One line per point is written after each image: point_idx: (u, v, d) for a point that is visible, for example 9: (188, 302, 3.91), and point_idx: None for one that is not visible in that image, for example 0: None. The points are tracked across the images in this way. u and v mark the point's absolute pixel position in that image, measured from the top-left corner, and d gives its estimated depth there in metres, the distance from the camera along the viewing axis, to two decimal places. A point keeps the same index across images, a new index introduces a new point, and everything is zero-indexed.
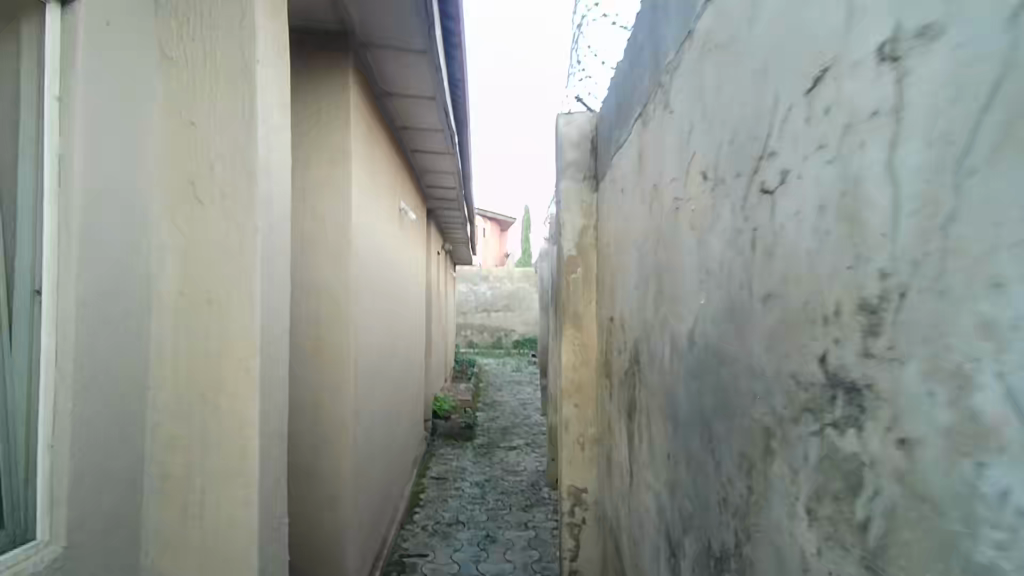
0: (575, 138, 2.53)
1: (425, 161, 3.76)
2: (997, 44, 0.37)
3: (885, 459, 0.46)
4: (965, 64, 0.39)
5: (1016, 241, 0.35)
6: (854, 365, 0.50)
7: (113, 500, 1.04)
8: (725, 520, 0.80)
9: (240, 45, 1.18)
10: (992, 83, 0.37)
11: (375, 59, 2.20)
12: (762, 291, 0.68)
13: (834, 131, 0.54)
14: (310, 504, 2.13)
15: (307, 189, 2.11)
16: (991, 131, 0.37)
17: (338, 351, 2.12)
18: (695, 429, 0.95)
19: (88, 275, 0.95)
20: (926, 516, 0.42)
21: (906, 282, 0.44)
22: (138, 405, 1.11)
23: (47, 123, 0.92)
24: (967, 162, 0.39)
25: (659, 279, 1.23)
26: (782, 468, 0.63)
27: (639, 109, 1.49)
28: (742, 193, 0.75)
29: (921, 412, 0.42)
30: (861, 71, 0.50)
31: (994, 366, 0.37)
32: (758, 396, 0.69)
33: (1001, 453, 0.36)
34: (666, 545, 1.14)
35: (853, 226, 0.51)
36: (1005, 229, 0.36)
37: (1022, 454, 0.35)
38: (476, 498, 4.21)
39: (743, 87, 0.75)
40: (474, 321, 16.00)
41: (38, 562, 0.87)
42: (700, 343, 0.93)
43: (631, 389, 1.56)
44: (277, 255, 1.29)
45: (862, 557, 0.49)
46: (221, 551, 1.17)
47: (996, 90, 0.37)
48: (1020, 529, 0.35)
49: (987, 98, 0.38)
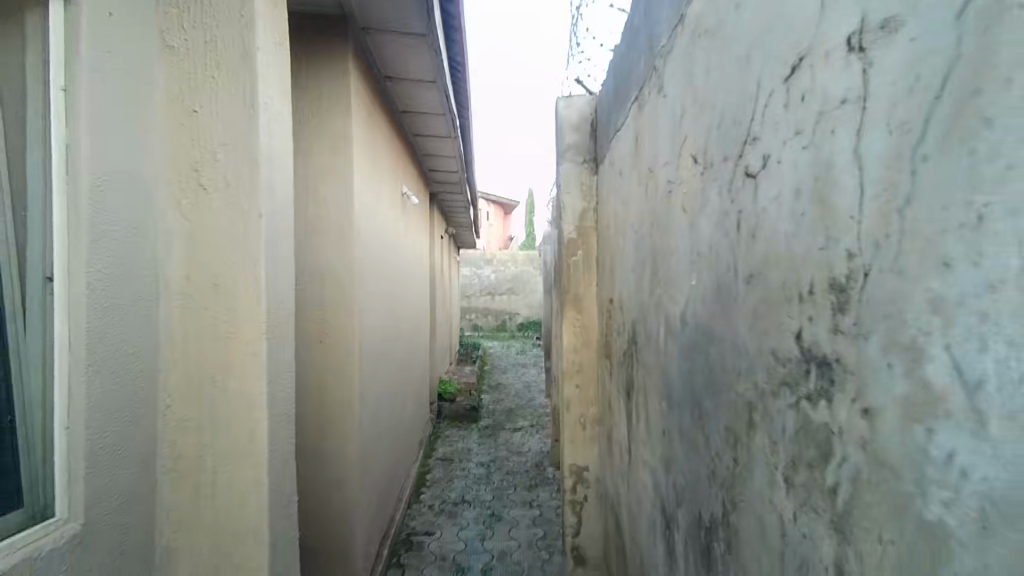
0: (575, 121, 2.54)
1: (427, 145, 3.76)
2: (949, 37, 0.39)
3: (851, 429, 0.49)
4: (921, 55, 0.41)
5: (964, 223, 0.37)
6: (825, 341, 0.53)
7: (129, 479, 1.08)
8: (713, 492, 0.83)
9: (239, 34, 1.20)
10: (943, 74, 0.39)
11: (375, 43, 2.20)
12: (746, 272, 0.70)
13: (810, 117, 0.56)
14: (318, 484, 2.18)
15: (309, 174, 2.12)
16: (942, 119, 0.39)
17: (342, 334, 2.15)
18: (687, 406, 0.98)
19: (97, 261, 0.98)
20: (884, 480, 0.45)
21: (869, 262, 0.46)
22: (149, 389, 1.14)
23: (53, 113, 0.94)
24: (921, 149, 0.41)
25: (654, 261, 1.25)
26: (763, 440, 0.66)
27: (635, 93, 1.50)
28: (728, 176, 0.77)
29: (881, 383, 0.45)
30: (831, 59, 0.52)
31: (943, 340, 0.39)
32: (742, 373, 0.72)
33: (948, 418, 0.39)
34: (662, 518, 1.17)
35: (825, 209, 0.53)
36: (954, 211, 0.38)
37: (965, 420, 0.37)
38: (481, 478, 4.28)
39: (729, 72, 0.76)
40: (478, 304, 16.05)
41: (59, 538, 0.91)
42: (692, 323, 0.95)
43: (629, 370, 1.58)
44: (281, 241, 1.32)
45: (832, 520, 0.52)
46: (232, 527, 1.21)
47: (947, 79, 0.39)
48: (963, 489, 0.38)
49: (940, 88, 0.39)
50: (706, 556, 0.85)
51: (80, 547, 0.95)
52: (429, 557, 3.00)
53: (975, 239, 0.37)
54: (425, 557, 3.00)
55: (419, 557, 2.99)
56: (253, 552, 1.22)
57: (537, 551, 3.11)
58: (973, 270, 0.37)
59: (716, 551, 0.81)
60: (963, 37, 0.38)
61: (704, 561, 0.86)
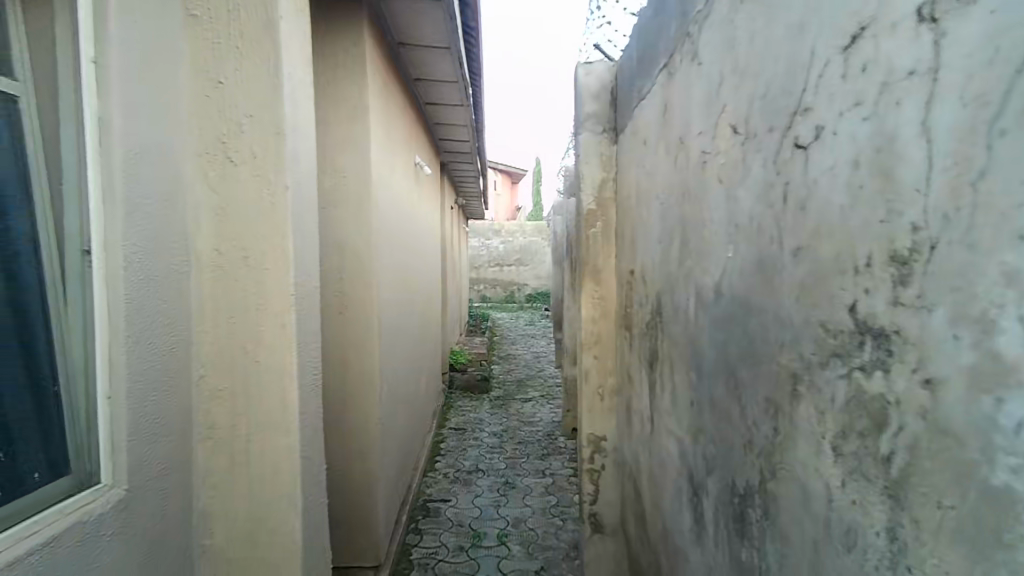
0: (595, 89, 2.51)
1: (439, 114, 3.72)
2: None
3: (910, 399, 0.51)
4: (1002, 26, 0.41)
5: None
6: (882, 312, 0.54)
7: (168, 448, 1.10)
8: (751, 460, 0.86)
9: (261, 1, 1.18)
10: None
11: (389, 8, 2.17)
12: (794, 244, 0.72)
13: (871, 88, 0.56)
14: (341, 452, 2.23)
15: (327, 145, 2.12)
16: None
17: (362, 306, 2.17)
18: (720, 377, 1.00)
19: (132, 236, 0.99)
20: (946, 448, 0.46)
21: (936, 235, 0.47)
22: (183, 360, 1.16)
23: (85, 85, 0.92)
24: (1000, 123, 0.41)
25: (683, 232, 1.26)
26: (810, 410, 0.68)
27: (664, 60, 1.48)
28: (775, 148, 0.77)
29: (946, 354, 0.46)
30: (897, 30, 0.51)
31: (1016, 312, 0.40)
32: (786, 344, 0.74)
33: (1019, 388, 0.40)
34: (688, 486, 1.20)
35: (887, 181, 0.53)
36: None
37: None
38: (495, 447, 4.35)
39: (778, 41, 0.76)
40: (486, 275, 16.07)
41: (106, 503, 0.93)
42: (727, 296, 0.96)
43: (653, 340, 1.60)
44: (307, 212, 1.32)
45: (885, 487, 0.54)
46: (269, 495, 1.25)
47: None
48: None
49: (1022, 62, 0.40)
50: (739, 523, 0.91)
51: (126, 512, 0.97)
52: (447, 523, 3.08)
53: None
54: (442, 523, 3.07)
55: (437, 523, 3.07)
56: (286, 517, 1.25)
57: (551, 518, 3.18)
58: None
59: (753, 517, 0.85)
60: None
61: (736, 526, 0.92)
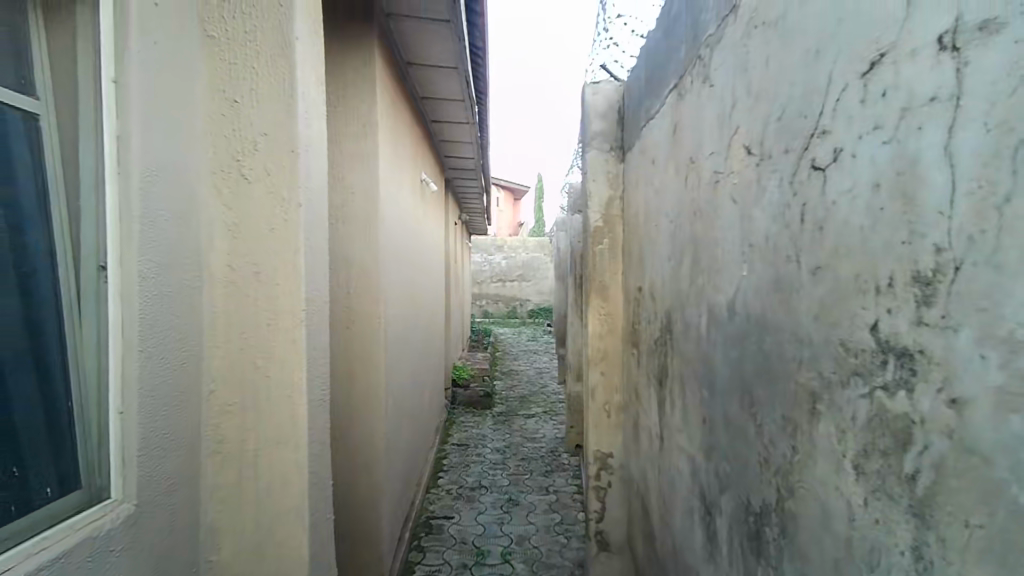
0: (602, 108, 2.54)
1: (444, 131, 3.76)
2: None
3: (935, 418, 0.51)
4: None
5: None
6: (905, 332, 0.55)
7: (176, 463, 1.08)
8: (768, 479, 0.86)
9: (277, 23, 1.19)
10: None
11: (398, 28, 2.20)
12: (812, 264, 0.73)
13: (892, 113, 0.57)
14: (346, 467, 2.22)
15: (336, 161, 2.14)
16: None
17: (368, 320, 2.18)
18: (735, 395, 1.01)
19: (147, 252, 0.98)
20: (972, 468, 0.47)
21: (961, 257, 0.48)
22: (194, 375, 1.14)
23: (105, 107, 0.92)
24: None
25: (694, 250, 1.27)
26: (829, 429, 0.69)
27: (673, 82, 1.51)
28: (791, 168, 0.79)
29: (972, 374, 0.47)
30: (919, 57, 0.53)
31: None
32: (804, 362, 0.75)
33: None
34: (701, 505, 1.20)
35: (908, 203, 0.54)
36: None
37: None
38: (498, 463, 4.32)
39: (795, 66, 0.78)
40: (488, 290, 16.08)
41: (116, 518, 0.91)
42: (742, 313, 0.98)
43: (662, 357, 1.60)
44: (319, 228, 1.33)
45: (910, 506, 0.54)
46: (278, 512, 1.23)
47: None
48: None
49: None
50: (755, 541, 0.90)
51: (134, 527, 0.95)
52: (450, 541, 3.05)
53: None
54: (445, 540, 3.05)
55: (439, 541, 3.04)
56: (293, 533, 1.24)
57: (555, 536, 3.15)
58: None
59: (769, 535, 0.85)
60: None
61: (752, 544, 0.92)
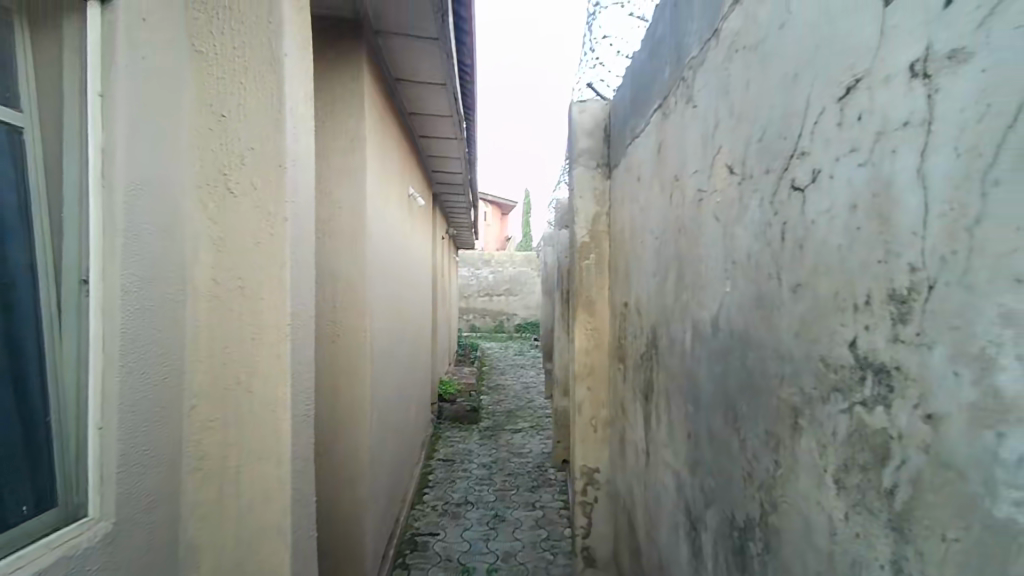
0: (589, 125, 2.57)
1: (432, 146, 3.77)
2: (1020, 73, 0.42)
3: (912, 433, 0.52)
4: (995, 83, 0.44)
5: None
6: (882, 348, 0.56)
7: (156, 480, 1.06)
8: (751, 493, 0.87)
9: (265, 39, 1.19)
10: (1015, 104, 0.42)
11: (386, 45, 2.21)
12: (792, 282, 0.74)
13: (868, 137, 0.59)
14: (330, 484, 2.19)
15: (324, 176, 2.14)
16: (1016, 145, 0.42)
17: (355, 334, 2.17)
18: (719, 410, 1.02)
19: (131, 265, 0.96)
20: (949, 482, 0.48)
21: (934, 276, 0.49)
22: (176, 391, 1.12)
23: (90, 120, 0.91)
24: (994, 173, 0.44)
25: (679, 266, 1.28)
26: (811, 443, 0.70)
27: (658, 101, 1.53)
28: (771, 188, 0.81)
29: (946, 390, 0.48)
30: (892, 83, 0.55)
31: (1015, 352, 0.42)
32: (786, 378, 0.76)
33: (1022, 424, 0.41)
34: (686, 520, 1.20)
35: (883, 224, 0.56)
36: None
37: None
38: (484, 479, 4.29)
39: (775, 89, 0.80)
40: (475, 305, 16.07)
41: (93, 537, 0.89)
42: (725, 329, 0.99)
43: (648, 373, 1.61)
44: (306, 243, 1.32)
45: (889, 520, 0.55)
46: (260, 530, 1.21)
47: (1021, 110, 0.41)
48: None
49: (1013, 117, 0.42)
50: (739, 556, 0.91)
51: (112, 546, 0.93)
52: (435, 558, 3.01)
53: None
54: (430, 557, 3.01)
55: (424, 558, 3.00)
56: (275, 551, 1.21)
57: (541, 552, 3.13)
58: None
59: (753, 550, 0.86)
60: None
61: (736, 559, 0.92)
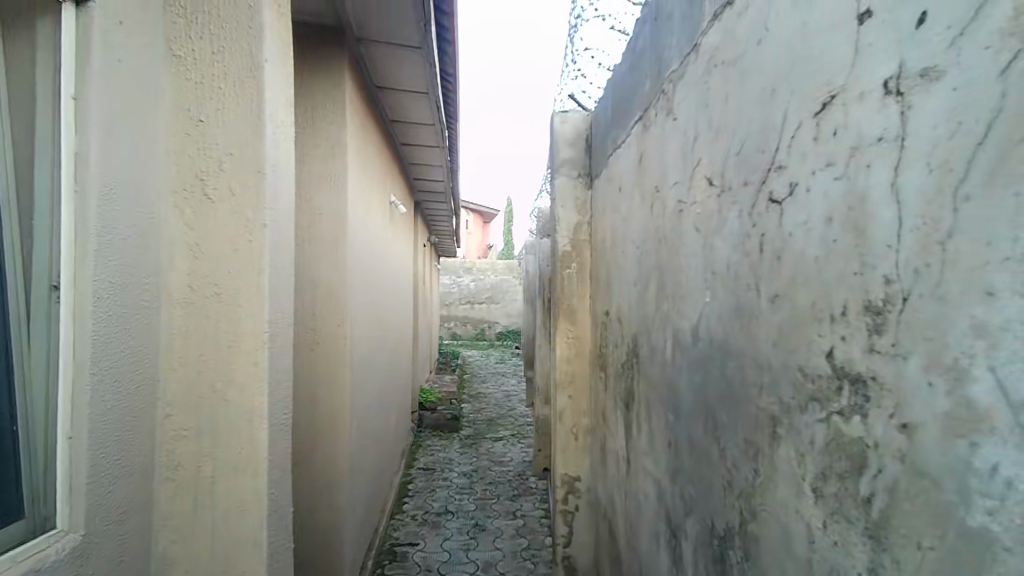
0: (571, 135, 2.59)
1: (413, 154, 3.76)
2: (990, 93, 0.43)
3: (888, 442, 0.53)
4: (965, 101, 0.45)
5: (1007, 256, 0.41)
6: (859, 359, 0.57)
7: (126, 491, 1.03)
8: (730, 502, 0.88)
9: (245, 44, 1.18)
10: (985, 123, 0.43)
11: (368, 52, 2.21)
12: (770, 292, 0.75)
13: (843, 151, 0.60)
14: (308, 494, 2.16)
15: (305, 182, 2.12)
16: (986, 162, 0.43)
17: (334, 342, 2.14)
18: (699, 418, 1.03)
19: (103, 270, 0.94)
20: (924, 491, 0.49)
21: (908, 289, 0.50)
22: (148, 399, 1.10)
23: (64, 122, 0.89)
24: (965, 188, 0.45)
25: (660, 276, 1.30)
26: (789, 452, 0.70)
27: (638, 113, 1.55)
28: (750, 200, 0.82)
29: (921, 401, 0.49)
30: (866, 100, 0.56)
31: (987, 363, 0.43)
32: (764, 387, 0.77)
33: (994, 434, 0.42)
34: (666, 528, 1.21)
35: (859, 236, 0.57)
36: (999, 246, 0.42)
37: (1009, 433, 0.41)
38: (464, 488, 4.26)
39: (753, 103, 0.81)
40: (457, 312, 16.02)
41: (61, 550, 0.86)
42: (705, 338, 1.00)
43: (629, 381, 1.62)
44: (285, 250, 1.30)
45: (866, 528, 0.56)
46: (234, 544, 1.18)
47: (991, 127, 0.43)
48: (1008, 498, 0.41)
49: (982, 135, 0.43)
50: (719, 564, 0.91)
51: (81, 558, 0.90)
52: (414, 568, 2.97)
53: (1021, 270, 0.41)
54: (410, 568, 2.97)
55: (404, 569, 2.96)
56: (251, 565, 1.18)
57: (522, 561, 3.11)
58: (1018, 299, 0.40)
59: (733, 557, 0.86)
60: (1010, 93, 0.41)
61: (716, 568, 0.92)
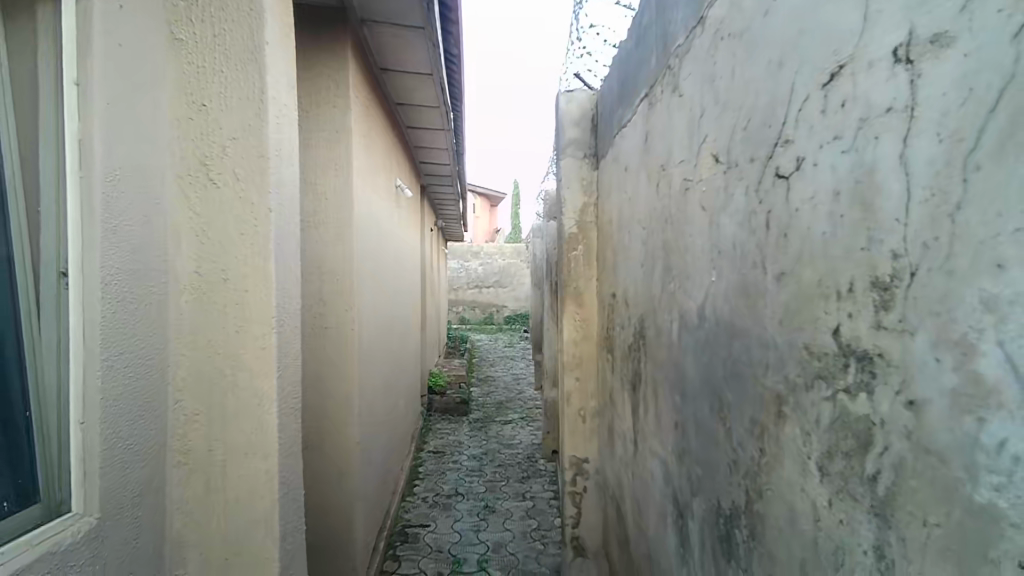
0: (576, 116, 2.56)
1: (419, 137, 3.74)
2: (1004, 58, 0.42)
3: (894, 419, 0.53)
4: (976, 68, 0.44)
5: (1017, 228, 0.40)
6: (865, 335, 0.56)
7: (140, 473, 1.05)
8: (735, 481, 0.88)
9: (246, 27, 1.17)
10: (996, 91, 0.42)
11: (372, 35, 2.18)
12: (776, 270, 0.74)
13: (850, 124, 0.59)
14: (320, 479, 2.19)
15: (310, 166, 2.11)
16: (999, 129, 0.42)
17: (341, 326, 2.15)
18: (705, 398, 1.02)
19: (109, 257, 0.94)
20: (930, 467, 0.48)
21: (916, 263, 0.49)
22: (160, 385, 1.11)
23: (65, 109, 0.89)
24: (976, 158, 0.44)
25: (666, 255, 1.29)
26: (795, 431, 0.70)
27: (644, 89, 1.53)
28: (757, 176, 0.81)
29: (928, 375, 0.48)
30: (875, 69, 0.55)
31: (996, 337, 0.42)
32: (770, 366, 0.76)
33: (1000, 410, 0.42)
34: (674, 508, 1.21)
35: (865, 210, 0.56)
36: (1010, 216, 0.41)
37: (1018, 410, 0.41)
38: (474, 470, 4.30)
39: (760, 77, 0.80)
40: (465, 297, 16.03)
41: (77, 532, 0.88)
42: (711, 318, 0.99)
43: (635, 362, 1.62)
44: (290, 235, 1.30)
45: (872, 506, 0.56)
46: (245, 529, 1.20)
47: (1002, 95, 0.42)
48: (1015, 473, 0.41)
49: (993, 103, 0.42)
50: (725, 543, 0.91)
51: (96, 540, 0.92)
52: (426, 549, 3.01)
53: None
54: (421, 548, 3.01)
55: (415, 550, 3.00)
56: (263, 546, 1.20)
57: (532, 543, 3.15)
58: None
59: (739, 536, 0.86)
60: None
61: (722, 546, 0.93)
